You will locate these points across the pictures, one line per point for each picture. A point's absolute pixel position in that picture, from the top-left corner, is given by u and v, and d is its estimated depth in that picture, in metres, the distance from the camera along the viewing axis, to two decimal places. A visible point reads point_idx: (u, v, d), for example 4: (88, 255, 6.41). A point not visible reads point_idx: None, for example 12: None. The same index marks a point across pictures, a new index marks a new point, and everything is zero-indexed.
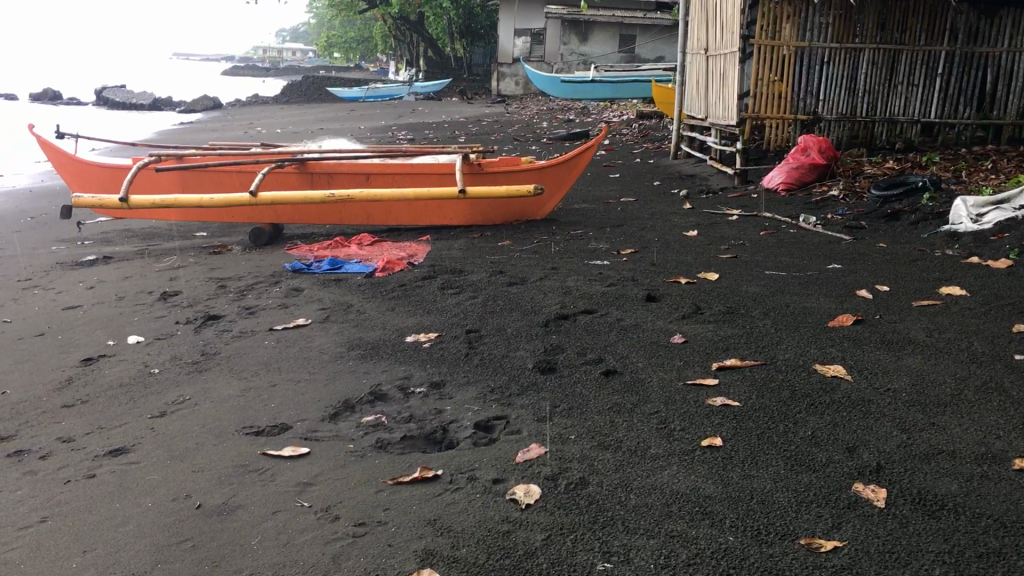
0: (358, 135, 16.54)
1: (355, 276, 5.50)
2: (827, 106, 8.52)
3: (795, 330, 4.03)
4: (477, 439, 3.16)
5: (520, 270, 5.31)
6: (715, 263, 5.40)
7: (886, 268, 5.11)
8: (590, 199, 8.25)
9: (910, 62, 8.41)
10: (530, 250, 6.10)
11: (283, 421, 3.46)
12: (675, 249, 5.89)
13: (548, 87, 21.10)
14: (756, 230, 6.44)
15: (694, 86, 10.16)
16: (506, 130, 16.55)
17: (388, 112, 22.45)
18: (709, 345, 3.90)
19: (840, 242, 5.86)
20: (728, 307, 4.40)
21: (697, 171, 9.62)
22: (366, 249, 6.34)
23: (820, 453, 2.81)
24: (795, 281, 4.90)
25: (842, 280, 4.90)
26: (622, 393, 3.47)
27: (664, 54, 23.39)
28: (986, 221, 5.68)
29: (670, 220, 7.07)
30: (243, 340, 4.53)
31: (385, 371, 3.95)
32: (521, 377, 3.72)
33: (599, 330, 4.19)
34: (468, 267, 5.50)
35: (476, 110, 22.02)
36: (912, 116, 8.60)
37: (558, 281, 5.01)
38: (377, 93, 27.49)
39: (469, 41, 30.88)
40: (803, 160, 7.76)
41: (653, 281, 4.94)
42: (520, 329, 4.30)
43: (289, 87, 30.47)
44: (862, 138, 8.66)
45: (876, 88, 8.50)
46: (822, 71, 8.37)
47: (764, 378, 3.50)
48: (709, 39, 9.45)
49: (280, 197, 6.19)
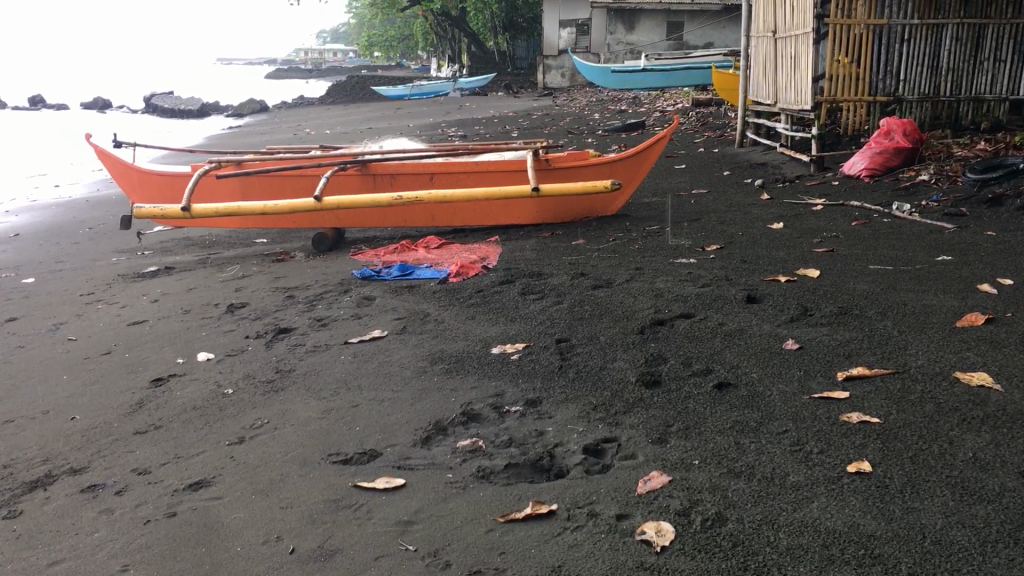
0: (408, 133, 16.33)
1: (428, 282, 5.24)
2: (907, 86, 8.05)
3: (922, 333, 3.66)
4: (589, 466, 2.87)
5: (603, 272, 4.99)
6: (812, 258, 5.04)
7: (1002, 259, 4.70)
8: (660, 193, 7.90)
9: (996, 36, 7.95)
10: (608, 249, 5.78)
11: (372, 447, 3.19)
12: (764, 243, 5.53)
13: (597, 78, 20.67)
14: (847, 221, 6.04)
15: (761, 71, 9.74)
16: (558, 123, 16.20)
17: (436, 109, 22.19)
18: (827, 352, 3.56)
19: (944, 232, 5.45)
20: (839, 307, 4.05)
21: (768, 159, 9.21)
22: (435, 253, 6.08)
23: (989, 480, 2.47)
24: (907, 276, 4.52)
25: (958, 274, 4.50)
26: (741, 408, 3.15)
27: (713, 41, 22.73)
28: None
29: (749, 212, 6.70)
30: (318, 356, 4.29)
31: (475, 388, 3.66)
32: (625, 393, 3.42)
33: (701, 336, 3.88)
34: (545, 270, 5.20)
35: (524, 104, 21.66)
36: (999, 94, 8.13)
37: (646, 283, 4.69)
38: (421, 91, 27.29)
39: (513, 35, 30.54)
40: (887, 144, 7.34)
41: (749, 280, 4.60)
42: (614, 336, 3.99)
43: (335, 88, 30.38)
44: (946, 118, 8.20)
45: (961, 66, 8.04)
46: (902, 50, 7.92)
47: (899, 390, 3.14)
48: (777, 22, 9.02)
49: (345, 202, 5.95)
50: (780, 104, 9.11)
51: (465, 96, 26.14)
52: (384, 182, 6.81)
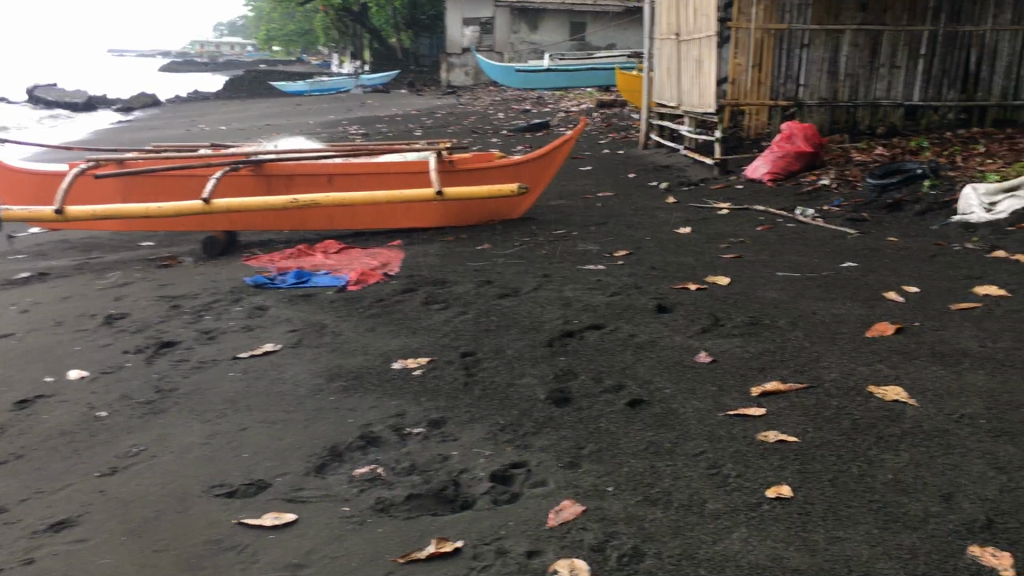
0: (307, 131, 15.87)
1: (326, 290, 4.98)
2: (808, 91, 8.12)
3: (834, 345, 3.58)
4: (497, 495, 2.67)
5: (509, 279, 4.81)
6: (720, 265, 4.96)
7: (906, 266, 4.69)
8: (566, 196, 7.78)
9: (892, 43, 8.00)
10: (514, 255, 5.61)
11: (260, 477, 2.93)
12: (672, 249, 5.44)
13: (501, 77, 20.46)
14: (753, 226, 6.02)
15: (664, 73, 9.74)
16: (462, 122, 15.99)
17: (336, 106, 21.69)
18: (741, 365, 3.45)
19: (847, 238, 5.46)
20: (751, 317, 3.96)
21: (672, 161, 9.20)
22: (333, 259, 5.80)
23: (913, 504, 2.35)
24: (815, 284, 4.47)
25: (864, 281, 4.47)
26: (656, 428, 3.00)
27: (615, 42, 22.89)
28: (1001, 210, 5.25)
29: (655, 216, 6.63)
30: (204, 372, 3.98)
31: (374, 408, 3.43)
32: (534, 412, 3.24)
33: (612, 349, 3.74)
34: (449, 277, 4.99)
35: (428, 102, 21.37)
36: (895, 99, 8.19)
37: (554, 292, 4.53)
38: (322, 87, 26.68)
39: (416, 32, 30.17)
40: (788, 148, 7.38)
41: (659, 288, 4.49)
42: (522, 350, 3.81)
43: (231, 82, 29.42)
44: (845, 123, 8.27)
45: (858, 72, 8.09)
46: (802, 55, 8.00)
47: (816, 406, 3.04)
48: (680, 25, 9.01)
49: (236, 204, 5.61)
50: (683, 106, 9.12)
51: (367, 93, 25.64)
52: (279, 183, 6.49)
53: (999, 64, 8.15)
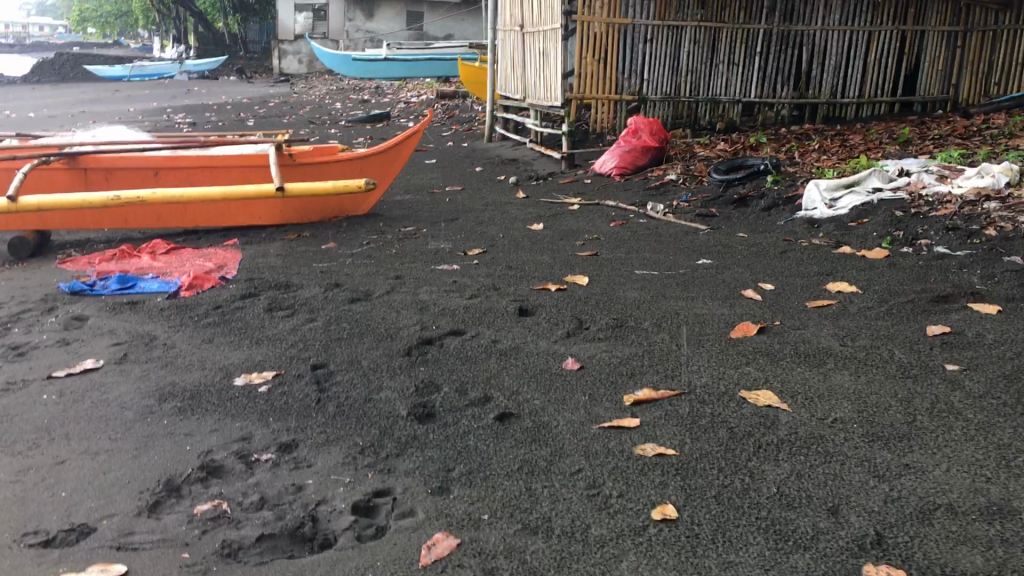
0: (129, 119, 14.86)
1: (155, 297, 4.53)
2: (651, 86, 8.17)
3: (700, 347, 3.51)
4: (360, 531, 2.41)
5: (359, 282, 4.53)
6: (577, 264, 4.85)
7: (758, 262, 4.72)
8: (413, 190, 7.52)
9: (730, 40, 8.15)
10: (362, 254, 5.31)
11: (81, 521, 2.55)
12: (527, 247, 5.29)
13: (337, 65, 19.80)
14: (605, 221, 5.95)
15: (509, 65, 9.62)
16: (297, 112, 15.39)
17: (160, 93, 20.47)
18: (609, 372, 3.31)
19: (698, 233, 5.47)
20: (614, 319, 3.84)
21: (518, 155, 9.09)
22: (161, 261, 5.31)
23: (800, 520, 2.25)
24: (674, 282, 4.42)
25: (720, 278, 4.46)
26: (528, 445, 2.81)
27: (452, 33, 22.75)
28: (842, 206, 5.39)
29: (506, 211, 6.48)
30: (12, 395, 3.50)
31: (215, 431, 3.08)
32: (395, 430, 2.99)
33: (475, 357, 3.54)
34: (294, 280, 4.65)
35: (260, 90, 20.50)
36: (734, 95, 8.37)
37: (408, 295, 4.28)
38: (143, 72, 25.16)
39: (244, 17, 28.94)
40: (634, 143, 7.39)
41: (518, 290, 4.32)
42: (378, 361, 3.55)
43: (40, 64, 27.30)
44: (686, 118, 8.38)
45: (699, 68, 8.21)
46: (644, 50, 8.02)
47: (690, 415, 2.93)
48: (524, 16, 8.90)
49: (48, 202, 5.05)
50: (528, 99, 9.02)
51: (193, 79, 24.38)
52: (98, 177, 5.91)
53: (828, 63, 8.34)
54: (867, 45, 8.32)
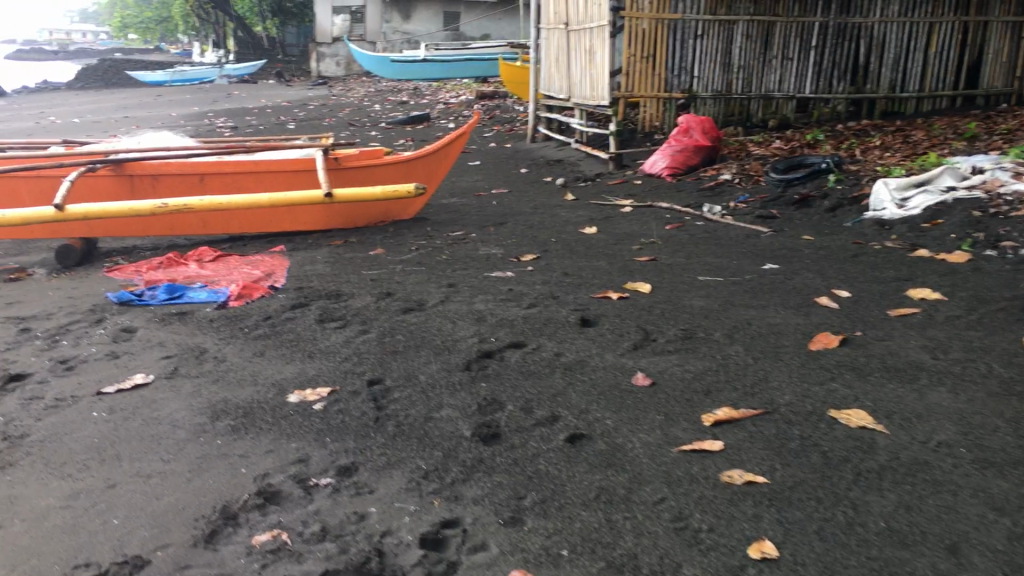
0: (170, 124, 14.85)
1: (203, 307, 4.41)
2: (702, 83, 7.93)
3: (779, 361, 3.30)
4: (431, 566, 2.24)
5: (412, 291, 4.37)
6: (637, 270, 4.65)
7: (829, 267, 4.49)
8: (459, 193, 7.36)
9: (784, 34, 7.90)
10: (412, 261, 5.15)
11: (135, 553, 2.40)
12: (582, 252, 5.10)
13: (375, 66, 19.66)
14: (661, 224, 5.74)
15: (552, 64, 9.43)
16: (336, 114, 15.29)
17: (200, 97, 20.50)
18: (683, 388, 3.12)
19: (761, 236, 5.25)
20: (683, 330, 3.64)
21: (564, 154, 8.90)
22: (209, 269, 5.20)
23: (917, 560, 2.06)
24: (741, 289, 4.21)
25: (790, 284, 4.24)
26: (603, 470, 2.63)
27: (489, 33, 22.63)
28: (913, 206, 5.18)
29: (557, 214, 6.30)
30: (61, 412, 3.37)
31: (271, 452, 2.93)
32: (460, 452, 2.82)
33: (538, 372, 3.36)
34: (345, 289, 4.50)
35: (298, 93, 20.46)
36: (787, 91, 8.10)
37: (464, 304, 4.11)
38: (183, 77, 25.25)
39: (282, 21, 28.96)
40: (686, 142, 7.15)
41: (578, 298, 4.14)
42: (436, 376, 3.37)
43: (81, 70, 27.56)
44: (738, 115, 8.14)
45: (752, 64, 7.95)
46: (695, 46, 7.78)
47: (777, 437, 2.73)
48: (569, 13, 8.69)
49: (95, 210, 4.96)
50: (573, 98, 8.82)
51: (232, 82, 24.44)
52: (143, 184, 5.81)
53: (887, 56, 8.12)
54: (928, 36, 8.12)
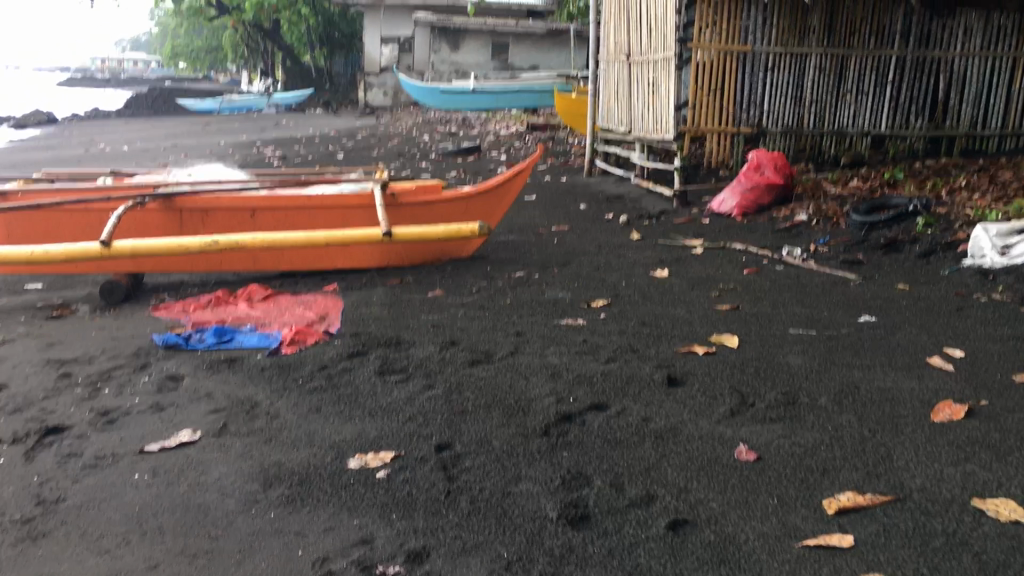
0: (219, 153, 14.76)
1: (255, 354, 4.13)
2: (771, 118, 7.55)
3: (900, 434, 2.92)
4: None
5: (478, 340, 4.05)
6: (719, 320, 4.30)
7: (933, 321, 4.10)
8: (517, 229, 7.06)
9: (859, 67, 7.53)
10: (475, 305, 4.85)
11: None
12: (656, 299, 4.75)
13: (423, 97, 19.25)
14: (737, 268, 5.38)
15: (612, 96, 9.13)
16: (385, 145, 15.11)
17: (249, 126, 20.51)
18: (794, 465, 2.75)
19: (849, 283, 4.87)
20: (784, 394, 3.27)
21: (623, 190, 8.57)
22: (259, 310, 4.93)
23: None
24: (839, 346, 3.83)
25: (893, 341, 3.86)
26: (716, 567, 2.27)
27: (538, 63, 22.02)
28: (1017, 255, 4.72)
29: (623, 255, 5.96)
30: (101, 473, 3.09)
31: (330, 530, 2.61)
32: (546, 538, 2.47)
33: (626, 440, 3.01)
34: (405, 338, 4.20)
35: (346, 122, 20.39)
36: (862, 127, 7.72)
37: (536, 358, 3.78)
38: (232, 105, 25.35)
39: (330, 50, 29.04)
40: (756, 180, 6.79)
41: (659, 352, 3.80)
42: (511, 443, 3.04)
43: (133, 99, 27.85)
44: (809, 151, 7.74)
45: (824, 98, 7.58)
46: (765, 79, 7.42)
47: (917, 533, 2.35)
48: (632, 44, 8.39)
49: (143, 247, 4.72)
50: (634, 132, 8.50)
51: (280, 112, 24.48)
52: (193, 219, 5.59)
53: (968, 91, 7.73)
54: (1012, 71, 7.75)
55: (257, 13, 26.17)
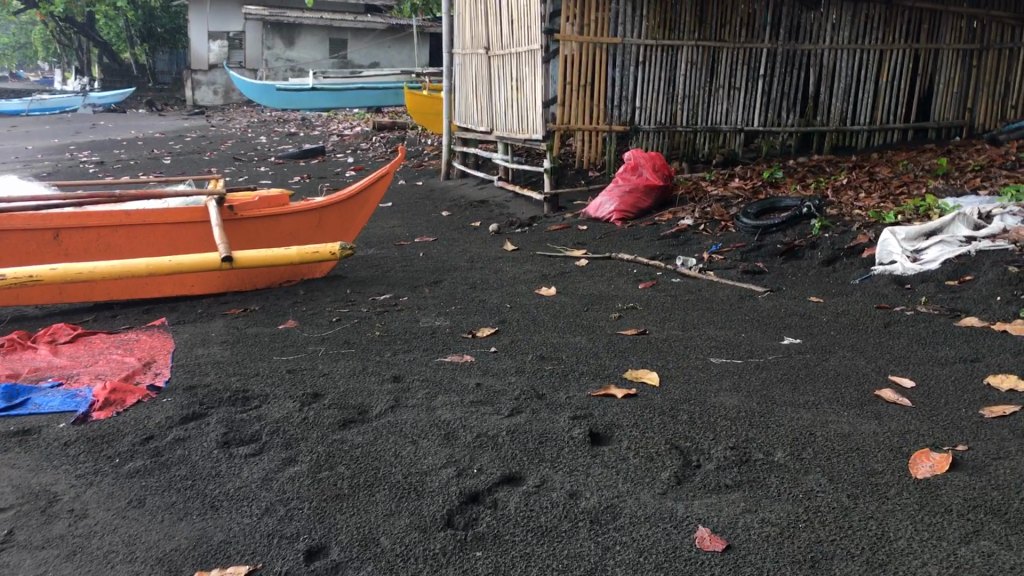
0: (25, 159, 13.12)
1: (58, 423, 3.23)
2: (643, 115, 7.09)
3: (885, 500, 2.38)
4: None
5: (348, 392, 3.31)
6: (627, 349, 3.72)
7: (864, 342, 3.65)
8: (375, 242, 6.30)
9: (731, 61, 7.19)
10: (337, 340, 4.08)
11: None
12: (550, 325, 4.14)
13: (256, 95, 17.57)
14: (630, 282, 4.84)
15: (469, 92, 8.49)
16: (218, 147, 13.88)
17: (61, 128, 18.61)
18: (775, 556, 2.15)
19: (756, 297, 4.40)
20: (734, 451, 2.69)
21: (486, 195, 7.93)
22: (66, 358, 3.98)
23: None
24: (773, 378, 3.31)
25: (829, 369, 3.38)
26: None
27: (378, 60, 21.02)
28: (929, 260, 4.40)
29: (501, 270, 5.32)
30: None
31: None
32: None
33: (556, 528, 2.34)
34: (256, 390, 3.40)
35: (173, 124, 18.87)
36: (735, 124, 7.38)
37: (422, 413, 3.07)
38: (43, 106, 23.09)
39: (153, 47, 27.00)
40: (634, 182, 6.30)
41: (570, 397, 3.16)
42: (407, 543, 2.31)
43: None
44: (683, 150, 7.34)
45: (697, 94, 7.18)
46: (636, 74, 6.94)
47: None
48: (491, 37, 7.77)
49: None
50: (495, 131, 7.88)
51: (97, 113, 22.52)
52: None
53: (838, 86, 7.49)
54: (879, 65, 7.53)
55: (67, 5, 23.97)
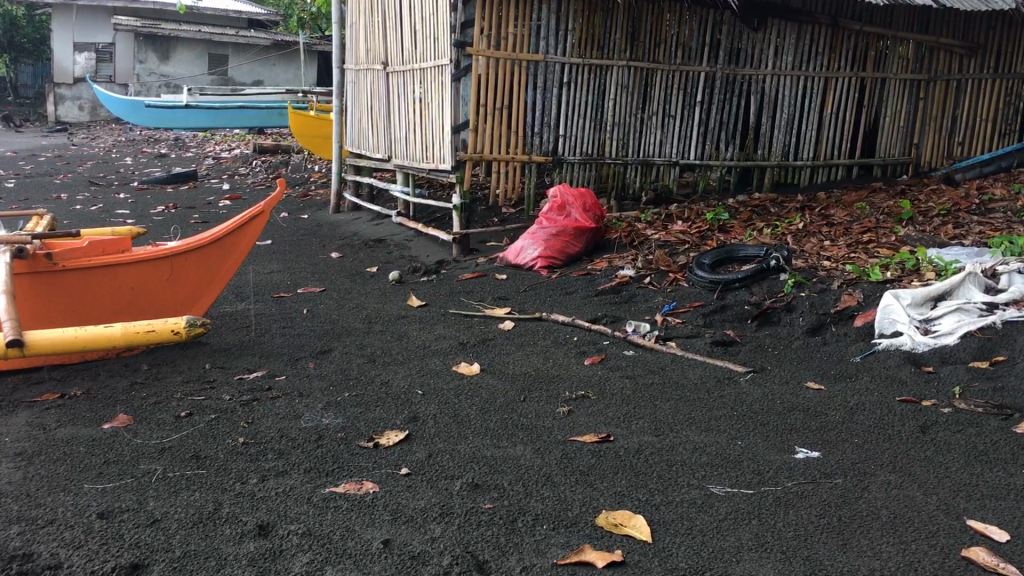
0: None
1: None
2: (568, 144, 6.14)
3: None
4: None
5: (188, 562, 2.16)
6: (590, 470, 2.68)
7: (907, 458, 2.71)
8: (248, 294, 5.11)
9: (664, 86, 6.33)
10: (184, 452, 2.91)
11: None
12: (478, 427, 3.07)
13: (124, 114, 15.84)
14: (573, 356, 3.82)
15: (363, 114, 7.38)
16: (74, 170, 12.26)
17: None
18: None
19: (738, 380, 3.45)
20: None
21: (383, 232, 6.82)
22: None
23: None
24: (810, 524, 2.33)
25: (881, 507, 2.42)
26: None
27: (262, 78, 19.45)
28: (945, 334, 3.56)
29: (406, 337, 4.23)
30: None
31: None
32: None
33: None
34: (43, 556, 2.21)
35: (30, 141, 16.97)
36: (668, 157, 6.51)
37: None
38: None
39: (13, 60, 24.65)
40: (561, 223, 5.33)
41: (528, 569, 2.10)
42: None
43: None
44: (612, 185, 6.41)
45: (627, 121, 6.28)
46: (559, 97, 6.00)
47: None
48: (390, 51, 6.69)
49: None
50: (394, 159, 6.79)
51: None
52: None
53: (780, 117, 6.72)
54: (823, 94, 6.79)
55: None
